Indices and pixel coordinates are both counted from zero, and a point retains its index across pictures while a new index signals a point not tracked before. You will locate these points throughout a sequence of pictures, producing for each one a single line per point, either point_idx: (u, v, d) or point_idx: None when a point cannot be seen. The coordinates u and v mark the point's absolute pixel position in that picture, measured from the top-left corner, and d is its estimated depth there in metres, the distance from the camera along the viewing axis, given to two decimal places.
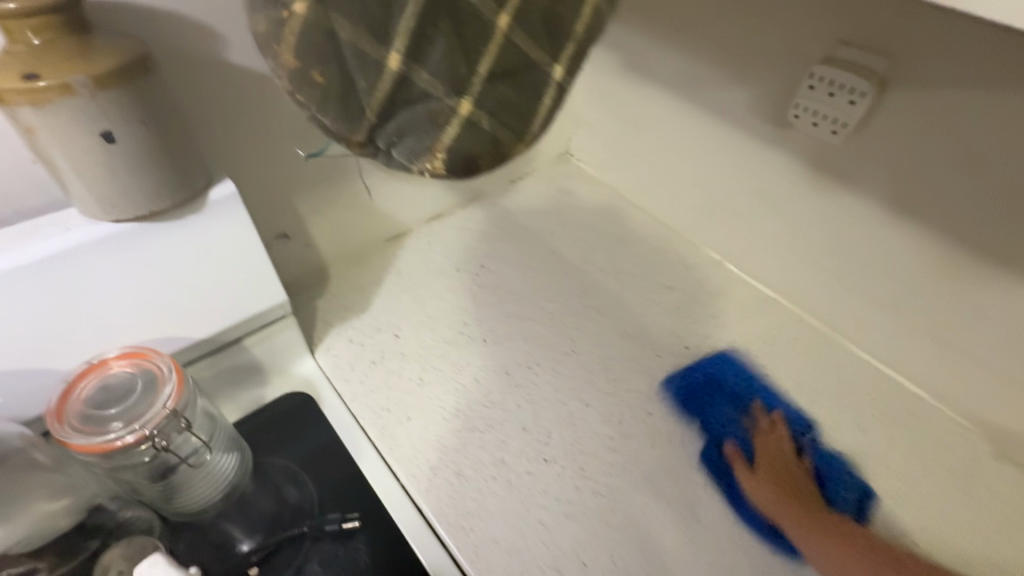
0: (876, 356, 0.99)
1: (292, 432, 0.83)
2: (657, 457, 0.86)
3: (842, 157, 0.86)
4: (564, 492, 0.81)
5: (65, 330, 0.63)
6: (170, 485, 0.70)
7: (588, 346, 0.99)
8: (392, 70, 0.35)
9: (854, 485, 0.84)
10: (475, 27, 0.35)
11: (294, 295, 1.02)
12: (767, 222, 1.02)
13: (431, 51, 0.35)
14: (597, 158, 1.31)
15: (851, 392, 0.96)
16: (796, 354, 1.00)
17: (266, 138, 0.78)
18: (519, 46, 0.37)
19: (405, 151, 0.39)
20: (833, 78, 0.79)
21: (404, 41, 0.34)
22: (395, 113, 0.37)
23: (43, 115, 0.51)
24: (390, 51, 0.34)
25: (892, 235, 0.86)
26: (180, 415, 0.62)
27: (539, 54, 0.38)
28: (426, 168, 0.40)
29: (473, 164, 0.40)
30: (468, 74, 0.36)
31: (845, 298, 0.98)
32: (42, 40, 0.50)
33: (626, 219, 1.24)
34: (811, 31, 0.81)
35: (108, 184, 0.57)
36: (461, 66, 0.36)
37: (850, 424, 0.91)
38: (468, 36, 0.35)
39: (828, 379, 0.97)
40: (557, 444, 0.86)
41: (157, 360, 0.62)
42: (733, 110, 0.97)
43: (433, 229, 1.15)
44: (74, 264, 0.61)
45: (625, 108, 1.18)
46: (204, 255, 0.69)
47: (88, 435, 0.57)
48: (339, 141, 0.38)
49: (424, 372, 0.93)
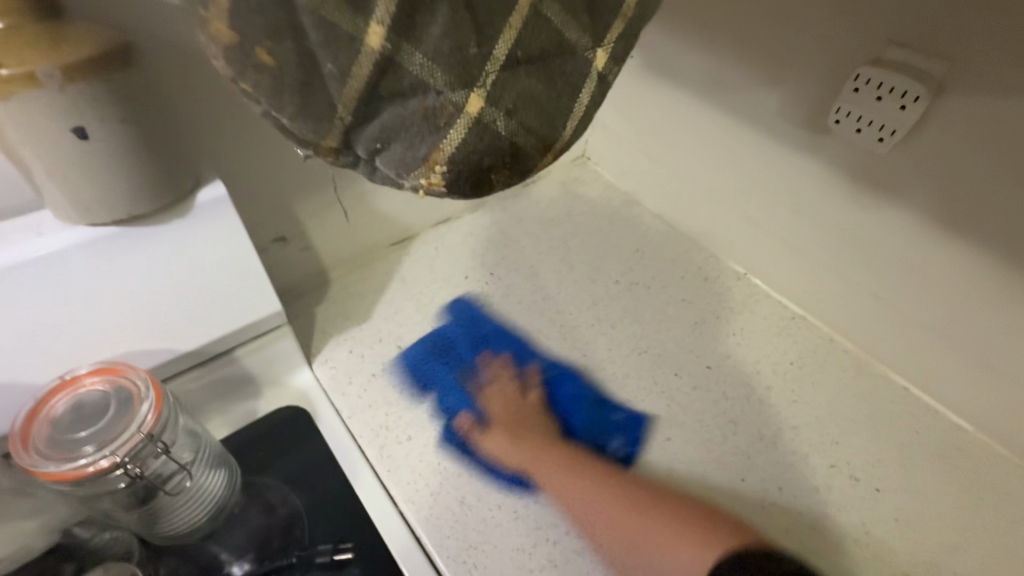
0: (915, 383, 0.91)
1: (284, 450, 0.78)
2: (676, 488, 0.79)
3: (886, 167, 0.78)
4: (575, 525, 0.74)
5: (37, 343, 0.58)
6: (151, 511, 0.65)
7: (602, 363, 0.92)
8: (376, 51, 0.29)
9: (891, 526, 0.77)
10: (486, 0, 0.29)
11: (291, 302, 0.96)
12: (797, 235, 0.95)
13: (427, 28, 0.29)
14: (614, 162, 1.24)
15: (888, 422, 0.88)
16: (828, 378, 0.93)
17: (261, 135, 0.73)
18: (545, 26, 0.31)
19: (392, 159, 0.33)
20: (881, 80, 0.71)
21: (392, 13, 0.28)
22: (382, 107, 0.31)
23: (7, 108, 0.45)
24: (373, 25, 0.28)
25: (939, 254, 0.79)
26: (158, 436, 0.56)
27: (569, 38, 0.32)
28: (420, 183, 0.34)
29: (479, 175, 0.34)
30: (474, 59, 0.30)
31: (882, 319, 0.90)
32: (5, 24, 0.44)
33: (644, 227, 1.17)
34: (857, 28, 0.73)
35: (83, 185, 0.52)
36: (469, 43, 0.30)
37: (886, 459, 0.84)
38: (477, 10, 0.29)
39: (862, 406, 0.90)
40: None
41: (133, 376, 0.57)
42: (764, 114, 0.90)
43: (439, 234, 1.10)
44: (45, 272, 0.55)
45: (644, 110, 1.11)
46: (192, 262, 0.63)
47: (58, 461, 0.51)
48: (311, 145, 0.32)
49: (427, 387, 0.87)
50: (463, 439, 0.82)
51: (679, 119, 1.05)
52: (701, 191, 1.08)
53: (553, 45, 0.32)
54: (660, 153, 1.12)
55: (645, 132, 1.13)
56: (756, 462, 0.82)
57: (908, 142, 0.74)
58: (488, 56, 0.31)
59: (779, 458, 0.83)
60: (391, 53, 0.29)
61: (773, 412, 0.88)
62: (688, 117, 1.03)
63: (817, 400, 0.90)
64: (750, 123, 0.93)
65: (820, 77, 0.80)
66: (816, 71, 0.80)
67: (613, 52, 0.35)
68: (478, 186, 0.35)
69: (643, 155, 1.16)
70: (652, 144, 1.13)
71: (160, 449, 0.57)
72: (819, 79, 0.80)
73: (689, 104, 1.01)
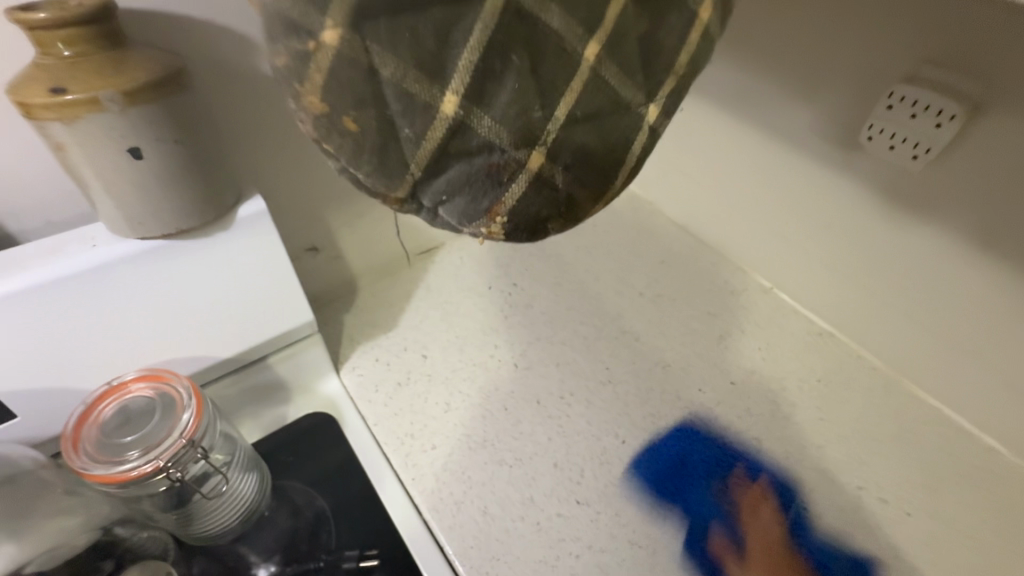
0: (948, 404, 0.89)
1: (311, 456, 0.80)
2: (699, 505, 0.79)
3: (920, 185, 0.77)
4: (597, 539, 0.74)
5: (86, 348, 0.61)
6: (187, 512, 0.67)
7: (625, 377, 0.92)
8: (447, 117, 0.29)
9: (922, 551, 0.75)
10: (557, 64, 0.29)
11: (320, 309, 0.99)
12: (827, 251, 0.94)
13: (498, 93, 0.29)
14: (639, 172, 1.24)
15: (920, 443, 0.86)
16: (856, 396, 0.91)
17: (297, 150, 0.75)
18: (608, 85, 0.31)
19: (456, 211, 0.33)
20: (916, 98, 0.71)
21: (463, 80, 0.28)
22: (448, 166, 0.31)
23: (70, 130, 0.48)
24: (446, 93, 0.29)
25: (976, 274, 0.77)
26: (199, 443, 0.59)
27: (629, 94, 0.32)
28: (480, 230, 0.34)
29: (538, 224, 0.35)
30: (542, 121, 0.30)
31: (914, 339, 0.88)
32: (73, 52, 0.48)
33: (668, 239, 1.17)
34: (891, 45, 0.73)
35: (135, 201, 0.54)
36: (534, 107, 0.30)
37: (917, 481, 0.82)
38: (546, 73, 0.30)
39: (893, 427, 0.88)
40: (591, 484, 0.80)
41: (177, 384, 0.59)
42: (794, 128, 0.89)
43: (465, 243, 1.11)
44: (96, 282, 0.58)
45: (671, 122, 1.11)
46: (231, 273, 0.66)
47: (107, 464, 0.54)
48: (378, 195, 0.33)
49: (451, 397, 0.88)
50: (484, 447, 0.83)
51: (706, 131, 1.05)
52: (727, 204, 1.07)
53: (610, 105, 0.32)
54: (686, 165, 1.12)
55: (671, 144, 1.13)
56: (781, 480, 0.81)
57: (942, 160, 0.73)
58: (550, 118, 0.30)
59: (805, 477, 0.82)
60: (459, 117, 0.29)
61: (799, 429, 0.87)
62: (716, 130, 1.03)
63: (845, 418, 0.88)
64: (780, 138, 0.92)
65: (852, 93, 0.79)
66: (848, 88, 0.80)
67: (665, 105, 0.35)
68: (533, 233, 0.36)
69: (670, 166, 1.16)
70: (678, 156, 1.13)
71: (199, 455, 0.60)
72: (852, 95, 0.79)
73: (717, 117, 1.01)
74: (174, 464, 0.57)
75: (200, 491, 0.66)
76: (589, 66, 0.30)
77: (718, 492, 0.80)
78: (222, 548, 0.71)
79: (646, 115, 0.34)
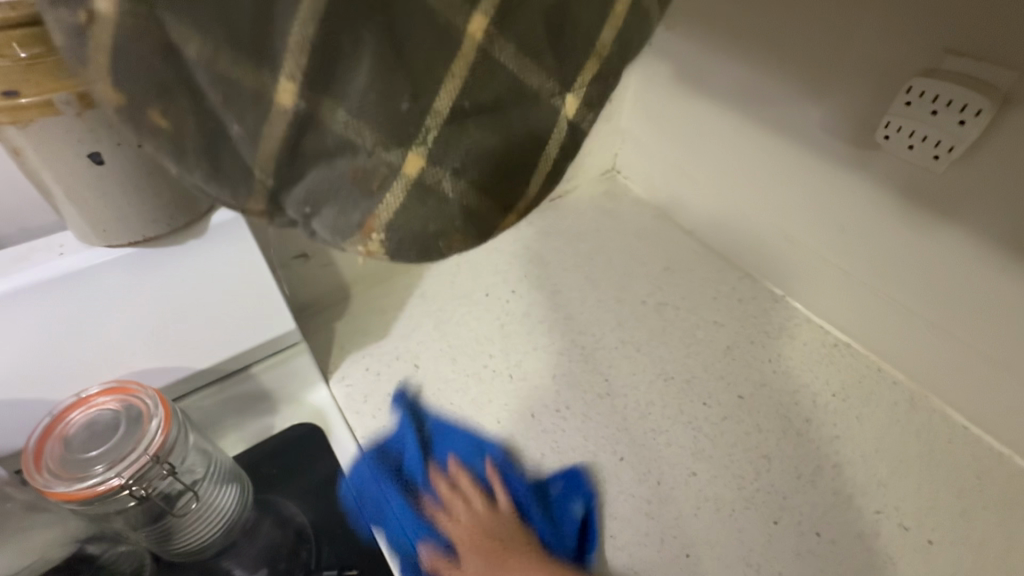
0: (976, 422, 0.82)
1: (296, 468, 0.77)
2: (701, 527, 0.74)
3: (943, 187, 0.71)
4: (592, 564, 0.70)
5: (59, 359, 0.59)
6: (163, 529, 0.65)
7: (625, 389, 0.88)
8: (304, 108, 0.27)
9: None
10: (428, 46, 0.28)
11: (312, 316, 0.96)
12: (842, 257, 0.88)
13: (353, 77, 0.27)
14: (645, 175, 1.19)
15: (946, 465, 0.80)
16: (876, 412, 0.85)
17: None
18: (507, 65, 0.29)
19: (326, 225, 0.30)
20: (938, 93, 0.65)
21: (310, 72, 0.26)
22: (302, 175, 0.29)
23: (28, 135, 0.46)
24: (280, 83, 0.26)
25: (1006, 282, 0.70)
26: (166, 457, 0.56)
27: (530, 78, 0.30)
28: (359, 249, 0.32)
29: (427, 241, 0.32)
30: (410, 111, 0.28)
31: (939, 351, 0.82)
32: None
33: (675, 244, 1.12)
34: (908, 35, 0.67)
35: (101, 207, 0.53)
36: (402, 98, 0.28)
37: (943, 507, 0.75)
38: (410, 57, 0.27)
39: (916, 446, 0.81)
40: (586, 504, 0.75)
41: (143, 395, 0.57)
42: (806, 127, 0.84)
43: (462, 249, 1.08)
44: (63, 292, 0.56)
45: (672, 126, 1.07)
46: (206, 281, 0.64)
47: (69, 481, 0.52)
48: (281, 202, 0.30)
49: (442, 409, 0.85)
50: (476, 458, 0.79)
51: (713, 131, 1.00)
52: (736, 207, 1.02)
53: (507, 92, 0.30)
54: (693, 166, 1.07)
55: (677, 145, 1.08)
56: (792, 503, 0.76)
57: (966, 160, 0.67)
58: (427, 110, 0.29)
59: (817, 499, 0.76)
60: (312, 112, 0.27)
61: (811, 449, 0.81)
62: (723, 129, 0.97)
63: (862, 437, 0.82)
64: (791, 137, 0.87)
65: (868, 89, 0.74)
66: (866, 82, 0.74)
67: (586, 95, 0.33)
68: (426, 254, 0.33)
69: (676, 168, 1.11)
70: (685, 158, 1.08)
71: (166, 470, 0.57)
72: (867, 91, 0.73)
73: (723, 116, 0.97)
74: (139, 479, 0.54)
75: (174, 507, 0.64)
76: (467, 49, 0.28)
77: (722, 515, 0.75)
78: (200, 565, 0.69)
79: (562, 104, 0.32)
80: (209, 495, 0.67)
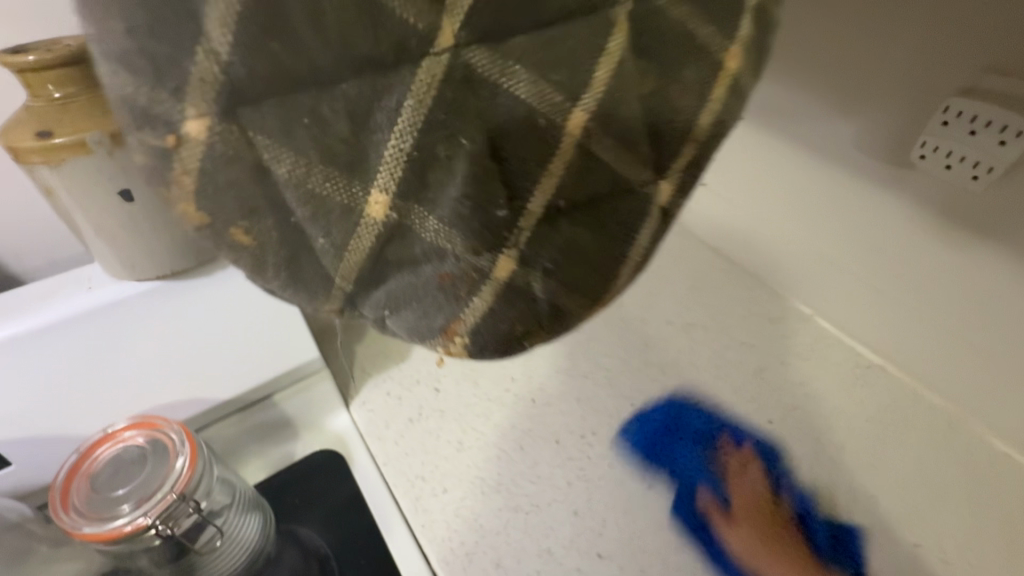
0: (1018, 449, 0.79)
1: (317, 496, 0.76)
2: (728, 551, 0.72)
3: (984, 208, 0.69)
4: None
5: (84, 391, 0.59)
6: (187, 562, 0.64)
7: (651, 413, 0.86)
8: (377, 220, 0.26)
9: None
10: (529, 141, 0.25)
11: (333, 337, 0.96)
12: (876, 277, 0.86)
13: (442, 189, 0.25)
14: (715, 220, 1.10)
15: (988, 494, 0.77)
16: (913, 438, 0.82)
17: None
18: (604, 159, 0.27)
19: (403, 325, 0.29)
20: (976, 113, 0.63)
21: (403, 180, 0.25)
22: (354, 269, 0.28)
23: (60, 175, 0.46)
24: (373, 195, 0.25)
25: None
26: (191, 495, 0.56)
27: (633, 169, 0.28)
28: (439, 347, 0.30)
29: (511, 339, 0.30)
30: (507, 220, 0.26)
31: (979, 375, 0.79)
32: (62, 94, 0.45)
33: (699, 261, 1.10)
34: (946, 54, 0.66)
35: (130, 244, 0.52)
36: (497, 203, 0.26)
37: (987, 539, 0.73)
38: (512, 157, 0.25)
39: (956, 474, 0.79)
40: (614, 535, 0.73)
41: (168, 429, 0.56)
42: (838, 145, 0.82)
43: None
44: (89, 328, 0.56)
45: (755, 168, 0.97)
46: (229, 313, 0.63)
47: (96, 522, 0.52)
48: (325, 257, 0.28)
49: (464, 435, 0.83)
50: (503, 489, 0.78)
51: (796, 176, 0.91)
52: (763, 225, 1.00)
53: (610, 187, 0.28)
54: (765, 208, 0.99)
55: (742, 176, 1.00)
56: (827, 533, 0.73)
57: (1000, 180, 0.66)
58: (522, 211, 0.26)
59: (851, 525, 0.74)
60: (399, 223, 0.26)
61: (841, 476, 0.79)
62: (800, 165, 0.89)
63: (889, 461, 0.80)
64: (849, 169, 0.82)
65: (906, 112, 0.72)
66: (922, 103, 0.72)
67: (681, 181, 0.30)
68: (508, 349, 0.31)
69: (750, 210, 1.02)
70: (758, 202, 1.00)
71: (192, 508, 0.57)
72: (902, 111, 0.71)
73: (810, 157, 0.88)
74: (165, 519, 0.54)
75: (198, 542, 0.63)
76: (570, 145, 0.26)
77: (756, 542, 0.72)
78: None
79: (660, 194, 0.29)
80: (233, 527, 0.66)
